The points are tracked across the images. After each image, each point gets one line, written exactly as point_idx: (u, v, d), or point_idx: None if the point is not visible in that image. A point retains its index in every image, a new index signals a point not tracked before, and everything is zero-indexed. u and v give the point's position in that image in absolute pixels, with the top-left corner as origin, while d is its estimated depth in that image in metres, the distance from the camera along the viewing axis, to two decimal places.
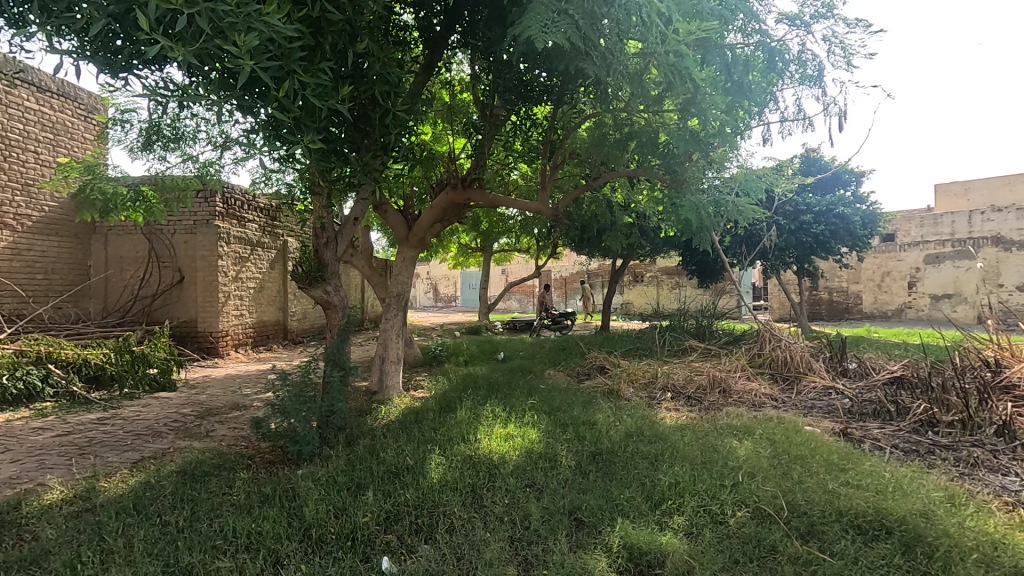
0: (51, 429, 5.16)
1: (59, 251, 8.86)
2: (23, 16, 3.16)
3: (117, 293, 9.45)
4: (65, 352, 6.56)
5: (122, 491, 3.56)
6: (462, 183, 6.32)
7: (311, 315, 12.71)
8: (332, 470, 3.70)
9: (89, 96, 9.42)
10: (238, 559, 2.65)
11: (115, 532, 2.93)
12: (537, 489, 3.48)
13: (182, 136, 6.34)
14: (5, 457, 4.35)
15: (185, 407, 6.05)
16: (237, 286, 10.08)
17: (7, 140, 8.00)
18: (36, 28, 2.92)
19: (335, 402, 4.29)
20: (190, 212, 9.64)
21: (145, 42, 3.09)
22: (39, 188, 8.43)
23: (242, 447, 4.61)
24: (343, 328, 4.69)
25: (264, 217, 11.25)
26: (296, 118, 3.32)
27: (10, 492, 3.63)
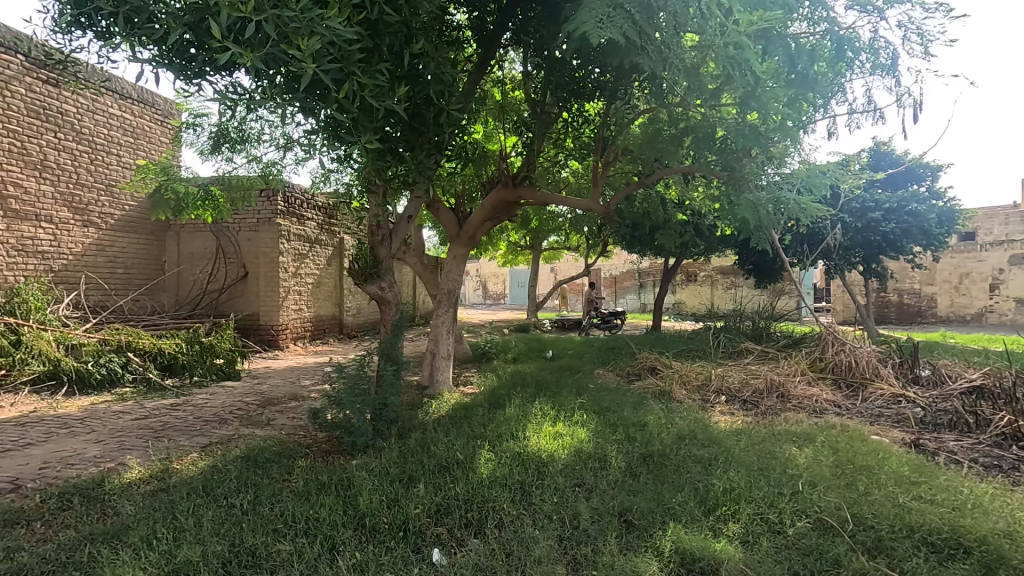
0: (130, 413, 5.55)
1: (138, 248, 9.51)
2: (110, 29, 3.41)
3: (188, 287, 10.04)
4: (142, 342, 7.04)
5: (193, 472, 3.80)
6: (512, 181, 6.34)
7: (365, 311, 13.10)
8: (386, 462, 3.80)
9: (166, 102, 10.05)
10: (297, 543, 2.77)
11: (186, 511, 3.13)
12: (586, 489, 3.45)
13: (248, 138, 6.66)
14: (91, 437, 4.72)
15: (248, 396, 6.37)
16: (296, 282, 10.49)
17: (93, 145, 8.68)
18: (120, 40, 3.14)
19: (388, 395, 4.43)
20: (254, 211, 10.07)
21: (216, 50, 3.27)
22: (121, 189, 9.11)
23: (300, 436, 4.80)
24: (396, 323, 4.85)
25: (322, 216, 11.64)
26: (354, 119, 3.41)
27: (95, 470, 3.94)
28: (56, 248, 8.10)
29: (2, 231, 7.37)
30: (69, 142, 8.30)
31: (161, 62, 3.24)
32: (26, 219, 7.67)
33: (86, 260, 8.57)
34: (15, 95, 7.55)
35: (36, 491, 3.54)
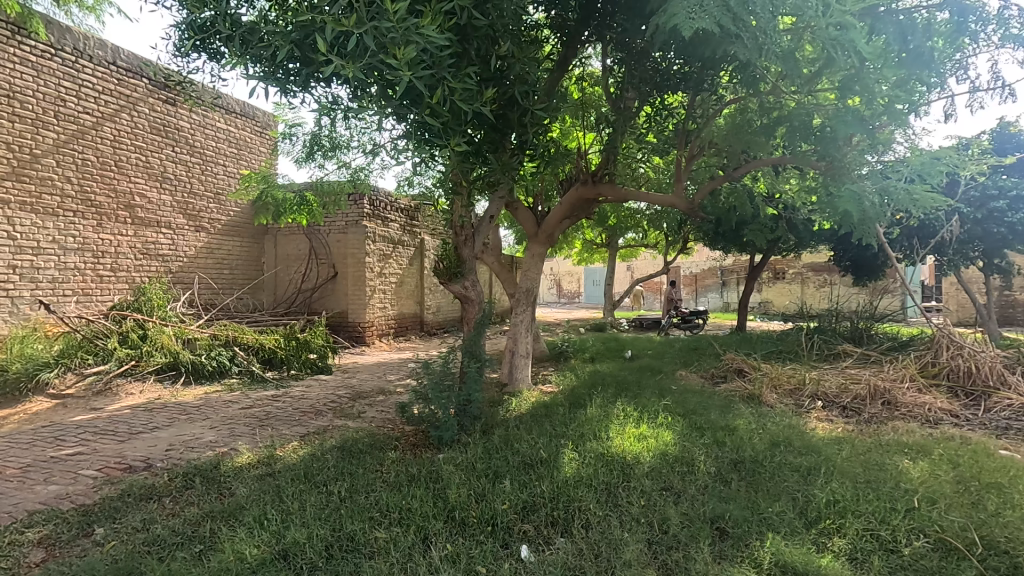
0: (238, 403, 6.04)
1: (241, 250, 10.33)
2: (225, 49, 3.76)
3: (284, 285, 10.73)
4: (246, 337, 7.63)
5: (295, 459, 4.07)
6: (592, 178, 6.26)
7: (444, 308, 13.45)
8: (472, 457, 3.89)
9: (266, 114, 10.83)
10: (392, 531, 2.89)
11: (292, 495, 3.36)
12: (674, 493, 3.35)
13: (338, 145, 7.03)
14: (206, 424, 5.19)
15: (340, 390, 6.74)
16: (381, 281, 10.94)
17: (204, 157, 9.52)
18: (234, 59, 3.45)
19: (471, 392, 4.53)
20: (343, 214, 10.56)
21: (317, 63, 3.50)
22: (228, 197, 9.94)
23: (389, 429, 5.02)
24: (479, 321, 4.95)
25: (405, 217, 12.07)
26: (444, 122, 3.51)
27: (211, 453, 4.32)
28: (174, 251, 8.99)
29: (130, 237, 8.30)
30: (184, 155, 9.17)
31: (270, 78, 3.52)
32: (149, 226, 8.58)
33: (198, 262, 9.45)
34: (140, 115, 8.45)
35: (163, 471, 3.93)
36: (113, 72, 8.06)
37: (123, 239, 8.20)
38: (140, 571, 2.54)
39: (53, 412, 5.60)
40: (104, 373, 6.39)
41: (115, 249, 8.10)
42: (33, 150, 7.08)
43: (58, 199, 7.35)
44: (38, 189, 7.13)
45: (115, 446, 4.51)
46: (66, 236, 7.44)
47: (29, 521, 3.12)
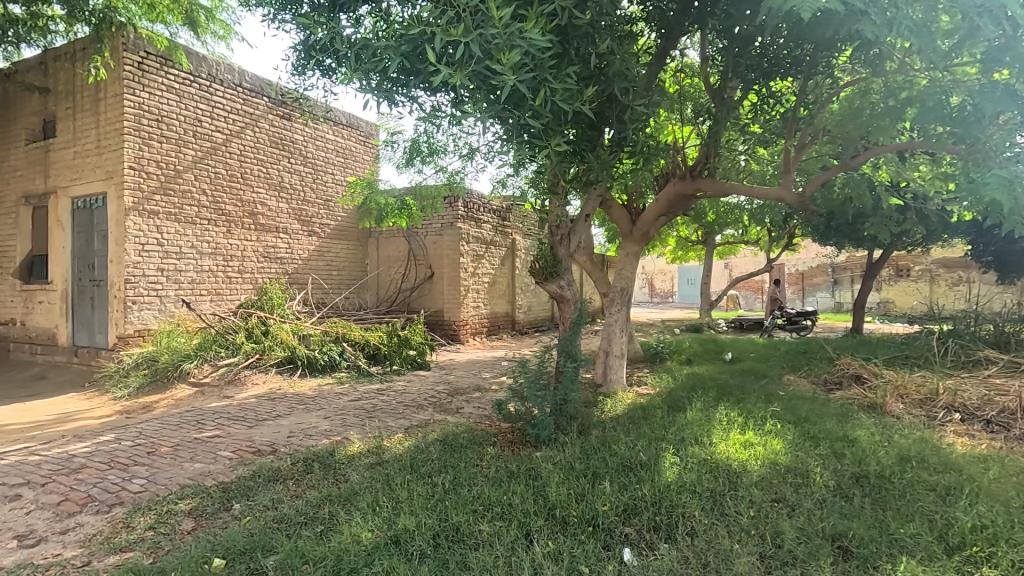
0: (348, 395, 6.49)
1: (348, 252, 11.06)
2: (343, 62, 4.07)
3: (386, 285, 11.33)
4: (353, 334, 8.17)
5: (401, 450, 4.31)
6: (690, 173, 6.01)
7: (535, 308, 13.57)
8: (570, 456, 3.89)
9: (369, 124, 11.51)
10: (495, 525, 2.97)
11: (401, 484, 3.55)
12: (787, 506, 3.14)
13: (436, 150, 7.31)
14: (321, 413, 5.63)
15: (439, 386, 7.01)
16: (475, 281, 11.22)
17: (315, 166, 10.30)
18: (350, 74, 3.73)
19: (568, 391, 4.53)
20: (439, 216, 10.94)
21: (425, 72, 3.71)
22: (336, 203, 10.67)
23: (487, 425, 5.16)
24: (575, 321, 4.94)
25: (497, 218, 12.30)
26: (545, 123, 3.56)
27: (327, 440, 4.69)
28: (290, 254, 9.81)
29: (254, 242, 9.16)
30: (299, 165, 9.97)
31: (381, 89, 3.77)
32: (269, 231, 9.42)
33: (311, 264, 10.24)
34: (262, 131, 9.31)
35: (287, 455, 4.31)
36: (239, 93, 8.96)
37: (248, 244, 9.07)
38: (271, 547, 2.81)
39: (194, 398, 6.33)
40: (234, 364, 7.10)
41: (242, 253, 8.98)
42: (176, 166, 8.04)
43: (196, 209, 8.29)
44: (181, 201, 8.08)
45: (245, 431, 5.00)
46: (202, 242, 8.37)
47: (180, 493, 3.54)
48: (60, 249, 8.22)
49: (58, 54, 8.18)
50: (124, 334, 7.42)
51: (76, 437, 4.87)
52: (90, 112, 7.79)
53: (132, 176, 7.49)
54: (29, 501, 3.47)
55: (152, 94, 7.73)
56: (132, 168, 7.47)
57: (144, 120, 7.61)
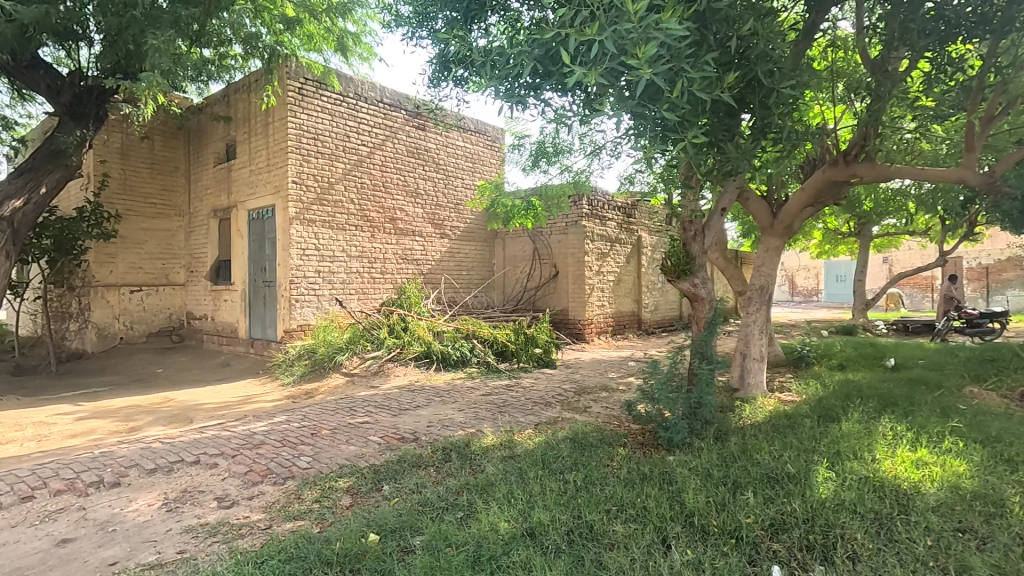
0: (480, 389, 6.79)
1: (476, 253, 11.55)
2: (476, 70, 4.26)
3: (511, 285, 11.64)
4: (483, 331, 8.51)
5: (532, 445, 4.41)
6: (844, 157, 5.41)
7: (662, 307, 13.09)
8: (707, 463, 3.71)
9: (496, 129, 11.92)
10: (630, 527, 2.92)
11: (534, 478, 3.63)
12: (976, 538, 2.71)
13: (561, 150, 7.36)
14: (456, 406, 5.95)
15: (565, 384, 7.06)
16: (600, 279, 11.09)
17: (447, 172, 10.89)
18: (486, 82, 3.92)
19: (703, 395, 4.30)
20: (563, 215, 10.99)
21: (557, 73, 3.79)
22: (465, 206, 11.20)
23: (616, 425, 5.10)
24: (710, 321, 4.70)
25: (623, 215, 12.04)
26: (682, 115, 3.45)
27: (463, 432, 4.95)
28: (425, 256, 10.49)
29: (394, 245, 9.93)
30: (432, 172, 10.62)
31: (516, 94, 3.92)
32: (407, 235, 10.15)
33: (443, 264, 10.85)
34: (400, 142, 10.06)
35: (427, 444, 4.62)
36: (381, 108, 9.76)
37: (389, 247, 9.85)
38: (417, 527, 3.03)
39: (346, 387, 7.03)
40: (378, 357, 7.75)
41: (384, 256, 9.77)
42: (330, 179, 8.97)
43: (346, 217, 9.19)
44: (333, 209, 9.01)
45: (390, 419, 5.45)
46: (351, 246, 9.26)
47: (340, 472, 3.96)
48: (240, 255, 9.58)
49: (238, 87, 9.54)
50: (289, 328, 8.47)
51: (255, 417, 5.65)
52: (262, 136, 8.99)
53: (295, 189, 8.51)
54: (224, 468, 4.10)
55: (310, 116, 8.71)
56: (295, 182, 8.49)
57: (303, 139, 8.61)
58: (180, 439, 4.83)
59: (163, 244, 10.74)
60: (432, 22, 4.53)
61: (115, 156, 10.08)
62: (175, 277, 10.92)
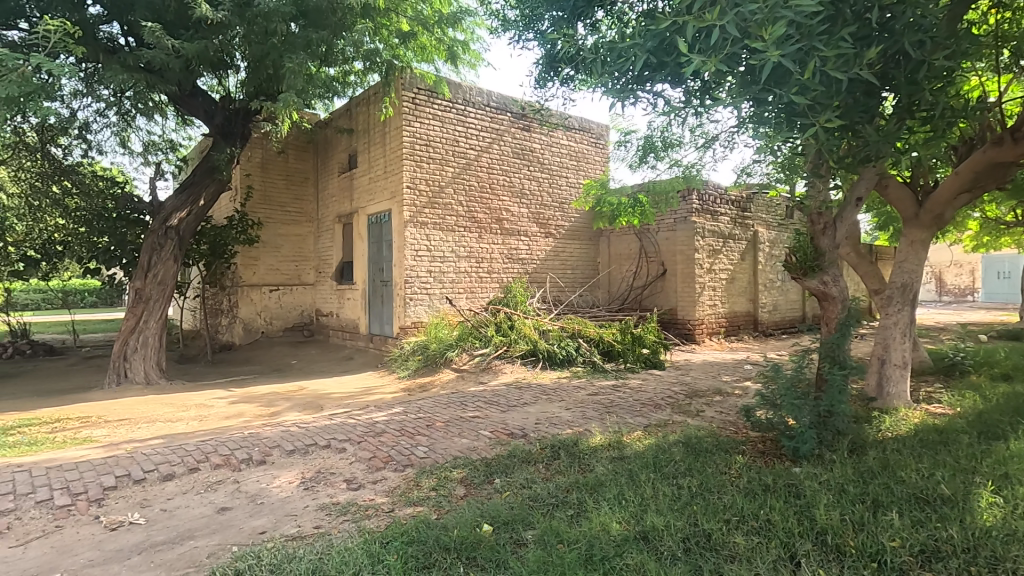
0: (586, 389, 6.75)
1: (581, 252, 11.49)
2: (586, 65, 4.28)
3: (617, 283, 11.43)
4: (589, 331, 8.44)
5: (643, 447, 4.30)
6: (1012, 134, 4.67)
7: (782, 307, 12.17)
8: (840, 477, 3.39)
9: (601, 126, 11.76)
10: (752, 540, 2.75)
11: (646, 482, 3.54)
12: None
13: (670, 144, 7.09)
14: (563, 404, 5.96)
15: (676, 386, 6.81)
16: (711, 278, 10.54)
17: (551, 171, 10.94)
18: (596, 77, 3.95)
19: (835, 403, 3.92)
20: (672, 211, 10.58)
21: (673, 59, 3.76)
22: (570, 205, 11.19)
23: (732, 431, 4.83)
24: (843, 323, 4.28)
25: (737, 210, 11.34)
26: (813, 98, 3.21)
27: (570, 430, 4.95)
28: (530, 255, 10.63)
29: (500, 246, 10.16)
30: (537, 172, 10.73)
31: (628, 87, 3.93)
32: (513, 235, 10.35)
33: (548, 263, 10.92)
34: (506, 143, 10.27)
35: (536, 440, 4.69)
36: (487, 112, 10.04)
37: (496, 247, 10.10)
38: (529, 522, 3.08)
39: (456, 382, 7.32)
40: (486, 354, 7.98)
41: (491, 256, 10.04)
42: (441, 183, 9.40)
43: (455, 218, 9.57)
44: (444, 212, 9.42)
45: (498, 414, 5.60)
46: (460, 247, 9.62)
47: (453, 463, 4.13)
48: (360, 257, 10.33)
49: (358, 101, 10.30)
50: (404, 325, 9.01)
51: (376, 407, 6.07)
52: (380, 145, 9.64)
53: (409, 194, 9.01)
54: (351, 453, 4.45)
55: (422, 124, 9.19)
56: (409, 187, 9.00)
57: (417, 146, 9.10)
58: (313, 425, 5.32)
59: (295, 247, 11.88)
60: (538, 23, 4.57)
61: (257, 170, 11.31)
62: (306, 278, 12.03)
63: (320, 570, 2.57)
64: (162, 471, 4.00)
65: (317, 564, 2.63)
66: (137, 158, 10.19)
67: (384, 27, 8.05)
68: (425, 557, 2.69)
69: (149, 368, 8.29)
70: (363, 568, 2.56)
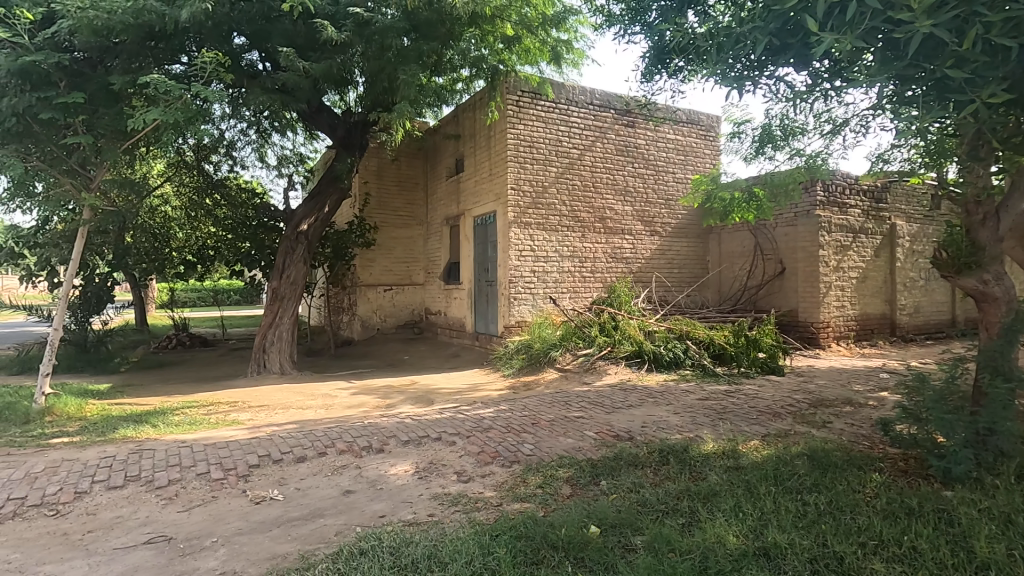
0: (696, 393, 6.45)
1: (689, 250, 11.01)
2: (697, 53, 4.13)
3: (729, 283, 10.81)
4: (698, 333, 8.07)
5: (761, 458, 4.04)
6: None
7: (925, 309, 10.80)
8: (1006, 506, 2.94)
9: (711, 117, 11.19)
10: (894, 569, 2.47)
11: (766, 495, 3.31)
12: None
13: (792, 132, 6.58)
14: (672, 408, 5.75)
15: (797, 394, 6.29)
16: (839, 277, 9.61)
17: (657, 168, 10.60)
18: (711, 65, 3.82)
19: (998, 420, 3.34)
20: (792, 205, 9.80)
21: (799, 40, 3.57)
22: (677, 202, 10.76)
23: (866, 446, 4.37)
24: (1008, 328, 3.71)
25: (870, 201, 10.23)
26: (971, 70, 2.86)
27: (680, 436, 4.76)
28: (635, 254, 10.37)
29: (604, 245, 10.03)
30: (642, 168, 10.44)
31: (744, 73, 3.82)
32: (617, 233, 10.16)
33: (654, 262, 10.59)
34: (610, 141, 10.11)
35: (643, 444, 4.56)
36: (591, 110, 9.95)
37: (599, 247, 9.98)
38: (638, 527, 3.00)
39: (560, 382, 7.33)
40: (590, 355, 7.90)
41: (594, 255, 9.93)
42: (544, 183, 9.47)
43: (558, 218, 9.59)
44: (547, 212, 9.49)
45: (603, 416, 5.53)
46: (563, 247, 9.63)
47: (560, 462, 4.15)
48: (466, 257, 10.70)
49: (464, 108, 10.68)
50: (509, 324, 9.20)
51: (483, 404, 6.25)
52: (485, 148, 9.92)
53: (513, 195, 9.19)
54: (460, 447, 4.62)
55: (526, 125, 9.33)
56: (513, 189, 9.18)
57: (520, 148, 9.26)
58: (424, 418, 5.59)
59: (407, 249, 12.57)
60: (645, 15, 4.45)
61: (373, 177, 12.12)
62: (416, 278, 12.69)
63: (436, 557, 2.69)
64: (296, 453, 4.42)
65: (432, 551, 2.75)
66: (273, 171, 11.35)
67: (489, 34, 8.28)
68: (533, 553, 2.73)
69: (283, 359, 9.20)
70: (474, 559, 2.65)
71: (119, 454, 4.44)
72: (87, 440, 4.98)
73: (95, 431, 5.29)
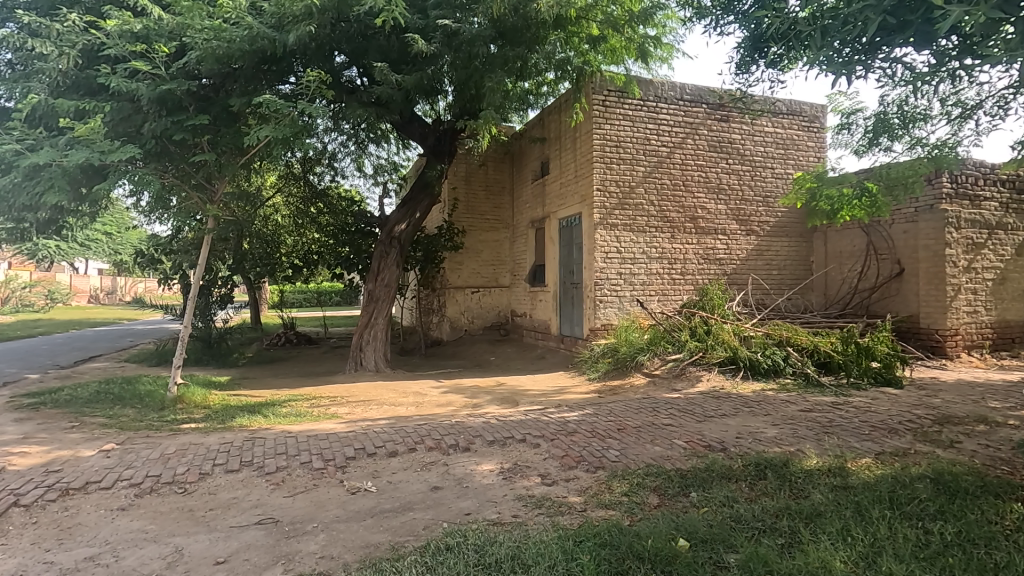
0: (798, 404, 6.00)
1: (790, 251, 10.28)
2: (800, 38, 3.88)
3: (836, 286, 9.94)
4: (801, 339, 7.50)
5: (872, 478, 3.67)
6: None
7: None
8: None
9: (814, 106, 10.39)
10: None
11: (880, 519, 3.01)
12: None
13: (912, 119, 5.95)
14: (770, 419, 5.39)
15: (918, 409, 5.65)
16: (970, 278, 8.54)
17: (753, 163, 10.00)
18: (815, 50, 3.57)
19: None
20: (912, 200, 8.84)
21: (922, 17, 3.25)
22: (777, 199, 10.10)
23: (1004, 471, 3.85)
24: None
25: (1009, 192, 9.00)
26: None
27: (778, 449, 4.45)
28: (729, 255, 9.86)
29: (695, 245, 9.63)
30: (737, 165, 9.90)
31: (854, 57, 3.55)
32: (709, 234, 9.71)
33: (750, 264, 10.01)
34: (701, 137, 9.69)
35: (737, 456, 4.32)
36: (680, 106, 9.60)
37: (690, 248, 9.60)
38: (732, 543, 2.83)
39: (647, 388, 7.12)
40: (680, 360, 7.60)
41: (684, 256, 9.56)
42: (631, 183, 9.27)
43: (647, 219, 9.34)
44: (634, 213, 9.27)
45: (694, 425, 5.29)
46: (651, 248, 9.36)
47: (647, 470, 4.02)
48: (552, 260, 10.69)
49: (550, 110, 10.68)
50: (595, 327, 9.08)
51: (568, 407, 6.20)
52: (571, 150, 9.88)
53: (600, 197, 9.09)
54: (545, 450, 4.62)
55: (612, 125, 9.18)
56: (600, 190, 9.07)
57: (607, 148, 9.13)
58: (509, 419, 5.65)
59: (494, 252, 12.81)
60: (739, 4, 4.23)
61: (461, 182, 12.48)
62: (502, 280, 12.89)
63: (519, 558, 2.71)
64: (388, 448, 4.63)
65: (516, 552, 2.77)
66: (369, 179, 12.01)
67: (575, 35, 8.26)
68: (618, 562, 2.66)
69: (378, 358, 9.69)
70: (558, 563, 2.63)
71: (235, 441, 4.89)
72: (210, 427, 5.54)
73: (215, 419, 5.85)
